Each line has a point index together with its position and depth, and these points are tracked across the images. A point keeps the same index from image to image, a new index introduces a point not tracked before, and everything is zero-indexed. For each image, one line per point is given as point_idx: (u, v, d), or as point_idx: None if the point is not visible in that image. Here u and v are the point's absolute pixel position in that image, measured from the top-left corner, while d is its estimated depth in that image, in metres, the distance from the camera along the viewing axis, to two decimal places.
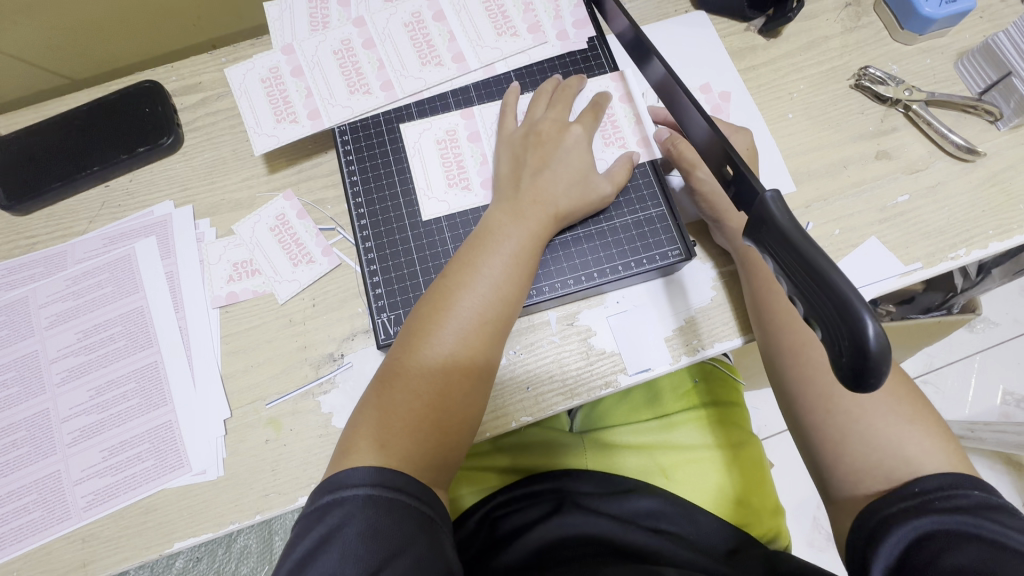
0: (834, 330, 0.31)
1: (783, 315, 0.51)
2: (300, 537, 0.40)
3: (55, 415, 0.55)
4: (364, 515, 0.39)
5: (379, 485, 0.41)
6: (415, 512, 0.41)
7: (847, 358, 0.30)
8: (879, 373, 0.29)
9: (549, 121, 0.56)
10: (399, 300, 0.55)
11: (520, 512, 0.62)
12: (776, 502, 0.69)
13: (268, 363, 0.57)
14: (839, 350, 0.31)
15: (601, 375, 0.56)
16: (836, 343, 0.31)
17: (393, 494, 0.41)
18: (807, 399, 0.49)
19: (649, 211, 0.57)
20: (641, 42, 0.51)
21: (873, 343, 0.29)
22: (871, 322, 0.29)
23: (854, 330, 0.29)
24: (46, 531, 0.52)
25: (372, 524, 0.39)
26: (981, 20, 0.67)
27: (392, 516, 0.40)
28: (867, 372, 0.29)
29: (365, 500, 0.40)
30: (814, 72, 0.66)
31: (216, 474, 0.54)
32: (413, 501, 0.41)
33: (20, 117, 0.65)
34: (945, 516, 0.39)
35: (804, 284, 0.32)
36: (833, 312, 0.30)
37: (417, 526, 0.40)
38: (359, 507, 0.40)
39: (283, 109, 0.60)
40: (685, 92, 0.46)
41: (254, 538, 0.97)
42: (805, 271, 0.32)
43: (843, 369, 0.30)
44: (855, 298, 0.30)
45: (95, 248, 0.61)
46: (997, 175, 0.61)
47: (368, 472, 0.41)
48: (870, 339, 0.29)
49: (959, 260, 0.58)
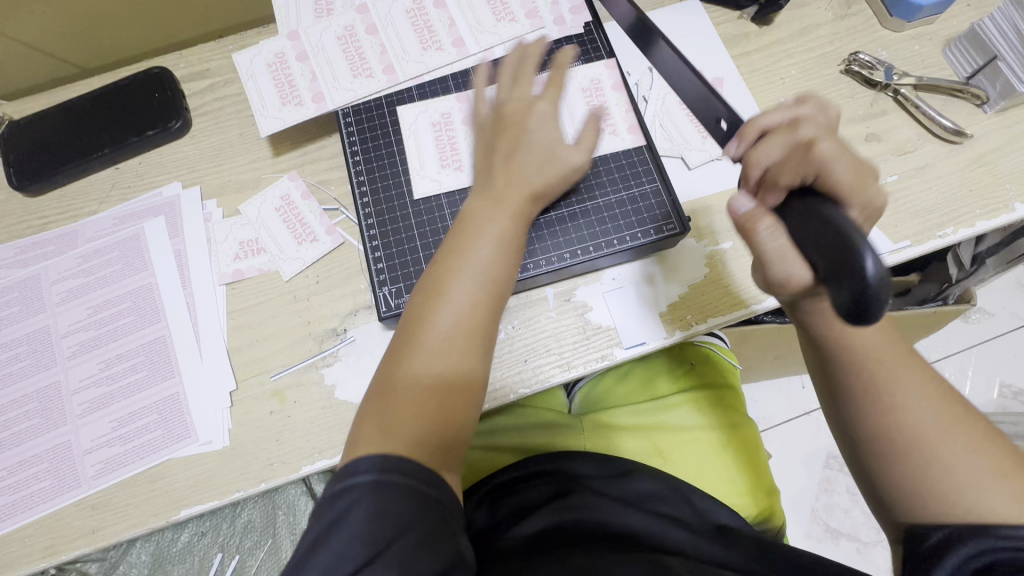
0: (838, 270, 0.31)
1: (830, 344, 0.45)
2: (313, 520, 0.41)
3: (66, 387, 0.57)
4: (368, 500, 0.40)
5: (384, 470, 0.41)
6: (419, 493, 0.42)
7: (840, 289, 0.31)
8: (877, 302, 0.30)
9: (515, 99, 0.56)
10: (400, 274, 0.57)
11: (523, 491, 0.62)
12: (771, 483, 0.70)
13: (273, 337, 0.58)
14: (840, 290, 0.31)
15: (597, 348, 0.57)
16: (833, 278, 0.32)
17: (397, 480, 0.41)
18: (875, 443, 0.43)
19: (644, 187, 0.59)
20: (646, 27, 0.51)
21: (873, 276, 0.30)
22: (871, 259, 0.30)
23: (846, 261, 0.31)
24: (56, 498, 0.54)
25: (377, 510, 0.40)
26: (968, 8, 0.68)
27: (395, 501, 0.40)
28: (864, 302, 0.30)
29: (372, 484, 0.41)
30: (806, 58, 0.67)
31: (221, 445, 0.55)
32: (418, 484, 0.42)
33: (34, 103, 0.67)
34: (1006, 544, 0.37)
35: (795, 213, 0.36)
36: (831, 248, 0.32)
37: (422, 509, 0.41)
38: (363, 493, 0.40)
39: (288, 92, 0.62)
40: (654, 29, 0.50)
41: (258, 514, 0.98)
42: (805, 217, 0.35)
43: (838, 302, 0.32)
44: (851, 233, 0.32)
45: (105, 227, 0.63)
46: (983, 157, 0.62)
47: (374, 461, 0.42)
48: (864, 266, 0.30)
49: (947, 238, 0.60)
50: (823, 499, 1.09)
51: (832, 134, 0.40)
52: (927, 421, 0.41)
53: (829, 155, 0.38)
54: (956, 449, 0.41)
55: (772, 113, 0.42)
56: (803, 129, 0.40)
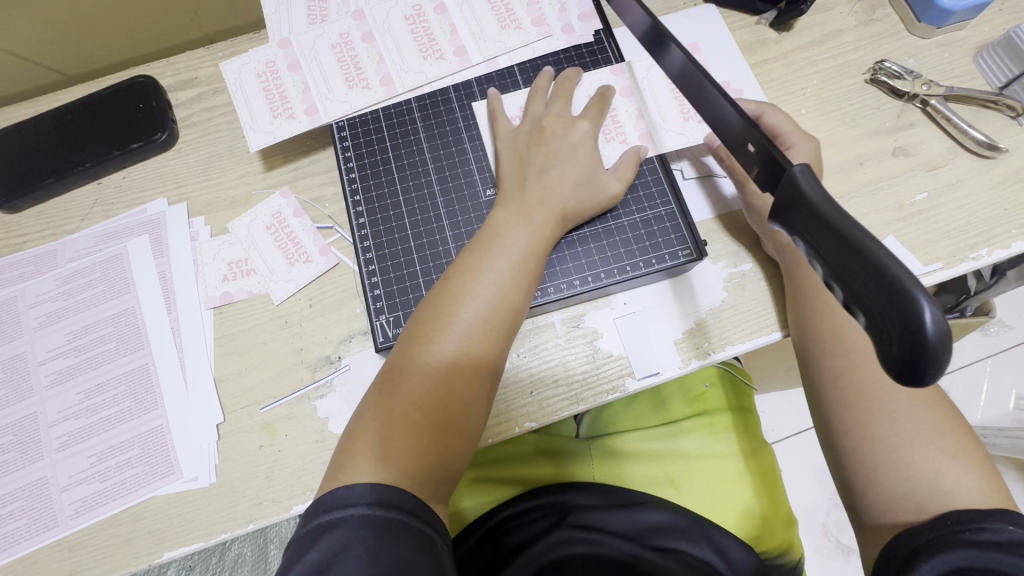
0: (882, 317, 0.28)
1: (834, 360, 0.49)
2: (289, 566, 0.37)
3: (43, 419, 0.54)
4: (360, 537, 0.36)
5: (383, 504, 0.38)
6: (415, 532, 0.38)
7: (897, 347, 0.27)
8: (938, 365, 0.26)
9: (551, 117, 0.55)
10: (398, 302, 0.53)
11: (521, 526, 0.58)
12: (789, 512, 0.66)
13: (263, 365, 0.55)
14: (887, 338, 0.27)
15: (608, 380, 0.54)
16: (883, 330, 0.28)
17: (394, 515, 0.38)
18: (847, 427, 0.47)
19: (658, 210, 0.56)
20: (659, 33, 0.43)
21: (929, 330, 0.26)
22: (928, 306, 0.26)
23: (906, 315, 0.26)
24: (32, 539, 0.50)
25: (370, 549, 0.35)
26: (1000, 13, 0.65)
27: (390, 538, 0.36)
28: (923, 366, 0.26)
29: (361, 520, 0.37)
30: (828, 66, 0.64)
31: (208, 481, 0.52)
32: (412, 521, 0.38)
33: (12, 113, 0.64)
34: (970, 552, 0.38)
35: (822, 242, 0.31)
36: (881, 296, 0.27)
37: (417, 547, 0.37)
38: (356, 528, 0.36)
39: (279, 104, 0.58)
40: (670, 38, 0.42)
41: (248, 547, 0.96)
42: (840, 246, 0.30)
43: (892, 359, 0.28)
44: (904, 277, 0.27)
45: (86, 246, 0.59)
46: (1018, 173, 0.58)
47: (372, 490, 0.38)
48: (926, 326, 0.26)
49: (981, 261, 0.56)
50: (835, 515, 1.05)
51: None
52: (894, 403, 0.46)
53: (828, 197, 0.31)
54: (923, 435, 0.44)
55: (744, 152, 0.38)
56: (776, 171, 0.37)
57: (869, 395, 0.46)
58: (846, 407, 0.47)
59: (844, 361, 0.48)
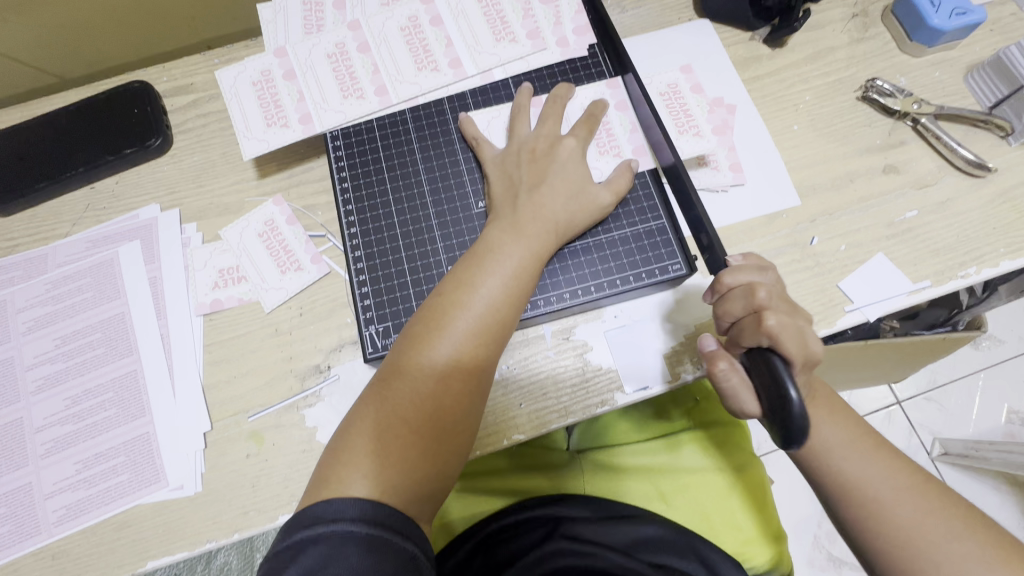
0: (774, 404, 0.41)
1: (828, 465, 0.46)
2: None
3: (28, 424, 0.53)
4: (344, 554, 0.36)
5: (368, 520, 0.38)
6: (397, 550, 0.38)
7: (780, 421, 0.40)
8: (804, 433, 0.39)
9: (541, 136, 0.55)
10: (388, 312, 0.53)
11: (513, 538, 0.57)
12: (780, 528, 0.65)
13: (253, 373, 0.55)
14: (773, 414, 0.41)
15: (597, 393, 0.54)
16: (776, 412, 0.41)
17: (378, 532, 0.38)
18: (885, 554, 0.44)
19: (649, 224, 0.56)
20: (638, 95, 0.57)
21: (796, 409, 0.39)
22: (794, 391, 0.40)
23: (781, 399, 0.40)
24: (15, 546, 0.50)
25: (352, 565, 0.35)
26: (991, 33, 0.65)
27: (374, 556, 0.36)
28: (794, 432, 0.39)
29: (344, 536, 0.37)
30: (820, 83, 0.64)
31: (193, 490, 0.51)
32: (396, 539, 0.38)
33: (5, 117, 0.64)
34: None
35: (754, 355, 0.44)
36: (771, 389, 0.41)
37: (399, 567, 0.37)
38: (339, 544, 0.36)
39: (274, 112, 0.58)
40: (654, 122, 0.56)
41: (235, 555, 0.95)
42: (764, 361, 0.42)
43: (781, 431, 0.40)
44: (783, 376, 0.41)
45: (77, 251, 0.59)
46: (1008, 192, 0.59)
47: (356, 505, 0.38)
48: (794, 406, 0.39)
49: (969, 279, 0.56)
50: (826, 528, 1.05)
51: (782, 300, 0.45)
52: (907, 515, 0.43)
53: (779, 328, 0.42)
54: (933, 536, 0.42)
55: (739, 271, 0.46)
56: (758, 296, 0.44)
57: (865, 499, 0.45)
58: (868, 531, 0.45)
59: (837, 465, 0.46)
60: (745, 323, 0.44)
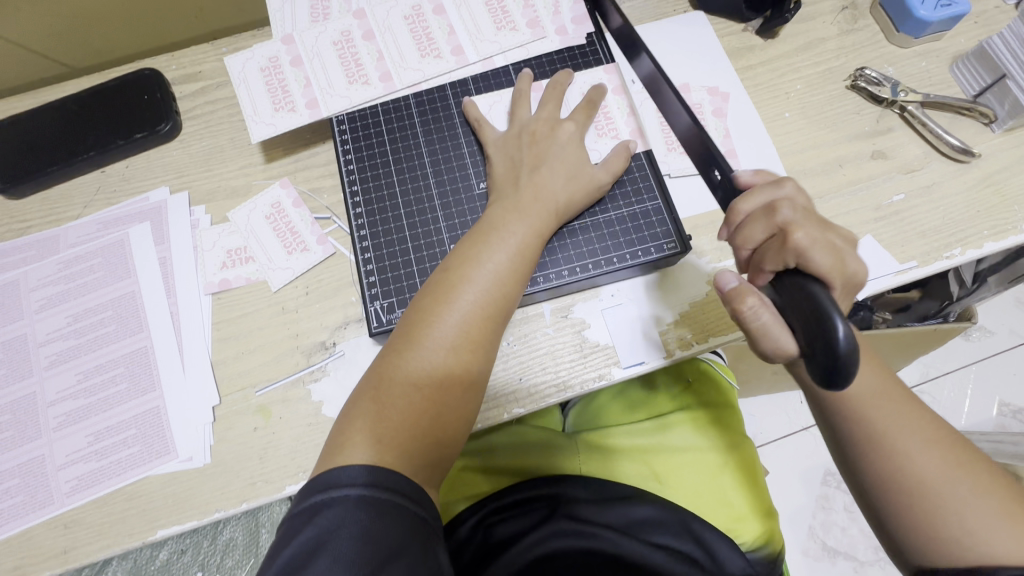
0: (812, 335, 0.36)
1: (853, 407, 0.44)
2: (282, 542, 0.38)
3: (41, 398, 0.55)
4: (357, 518, 0.38)
5: (378, 485, 0.39)
6: (408, 514, 0.39)
7: (822, 357, 0.35)
8: (849, 373, 0.35)
9: (542, 119, 0.57)
10: (392, 288, 0.55)
11: (511, 519, 0.58)
12: (771, 505, 0.66)
13: (260, 350, 0.56)
14: (813, 350, 0.36)
15: (594, 368, 0.55)
16: (813, 347, 0.36)
17: (389, 497, 0.39)
18: (901, 499, 0.43)
19: (645, 204, 0.58)
20: (635, 43, 0.57)
21: (843, 344, 0.34)
22: (840, 324, 0.35)
23: (826, 333, 0.35)
24: (29, 515, 0.51)
25: (365, 528, 0.37)
26: (976, 25, 0.68)
27: (386, 519, 0.38)
28: (839, 372, 0.35)
29: (356, 501, 0.38)
30: (811, 72, 0.66)
31: (202, 462, 0.53)
32: (407, 503, 0.40)
33: (18, 102, 0.65)
34: None
35: (793, 292, 0.39)
36: (811, 320, 0.36)
37: (410, 529, 0.39)
38: (352, 507, 0.38)
39: (281, 98, 0.60)
40: (670, 86, 0.52)
41: (240, 531, 0.96)
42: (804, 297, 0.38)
43: (820, 369, 0.36)
44: (828, 306, 0.36)
45: (89, 232, 0.61)
46: (991, 177, 0.61)
47: (369, 471, 0.40)
48: (842, 340, 0.34)
49: (954, 259, 0.58)
50: (820, 515, 1.07)
51: (809, 216, 0.42)
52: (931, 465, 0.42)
53: (807, 245, 0.40)
54: (954, 484, 0.42)
55: (757, 193, 0.44)
56: (780, 213, 0.42)
57: (888, 442, 0.43)
58: (890, 479, 0.43)
59: (863, 409, 0.44)
60: (769, 246, 0.42)
